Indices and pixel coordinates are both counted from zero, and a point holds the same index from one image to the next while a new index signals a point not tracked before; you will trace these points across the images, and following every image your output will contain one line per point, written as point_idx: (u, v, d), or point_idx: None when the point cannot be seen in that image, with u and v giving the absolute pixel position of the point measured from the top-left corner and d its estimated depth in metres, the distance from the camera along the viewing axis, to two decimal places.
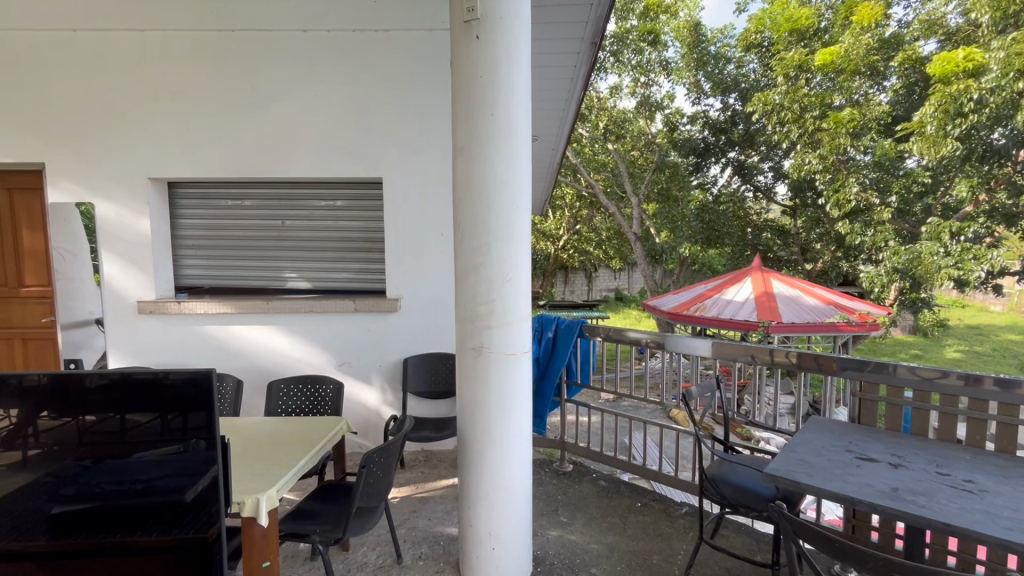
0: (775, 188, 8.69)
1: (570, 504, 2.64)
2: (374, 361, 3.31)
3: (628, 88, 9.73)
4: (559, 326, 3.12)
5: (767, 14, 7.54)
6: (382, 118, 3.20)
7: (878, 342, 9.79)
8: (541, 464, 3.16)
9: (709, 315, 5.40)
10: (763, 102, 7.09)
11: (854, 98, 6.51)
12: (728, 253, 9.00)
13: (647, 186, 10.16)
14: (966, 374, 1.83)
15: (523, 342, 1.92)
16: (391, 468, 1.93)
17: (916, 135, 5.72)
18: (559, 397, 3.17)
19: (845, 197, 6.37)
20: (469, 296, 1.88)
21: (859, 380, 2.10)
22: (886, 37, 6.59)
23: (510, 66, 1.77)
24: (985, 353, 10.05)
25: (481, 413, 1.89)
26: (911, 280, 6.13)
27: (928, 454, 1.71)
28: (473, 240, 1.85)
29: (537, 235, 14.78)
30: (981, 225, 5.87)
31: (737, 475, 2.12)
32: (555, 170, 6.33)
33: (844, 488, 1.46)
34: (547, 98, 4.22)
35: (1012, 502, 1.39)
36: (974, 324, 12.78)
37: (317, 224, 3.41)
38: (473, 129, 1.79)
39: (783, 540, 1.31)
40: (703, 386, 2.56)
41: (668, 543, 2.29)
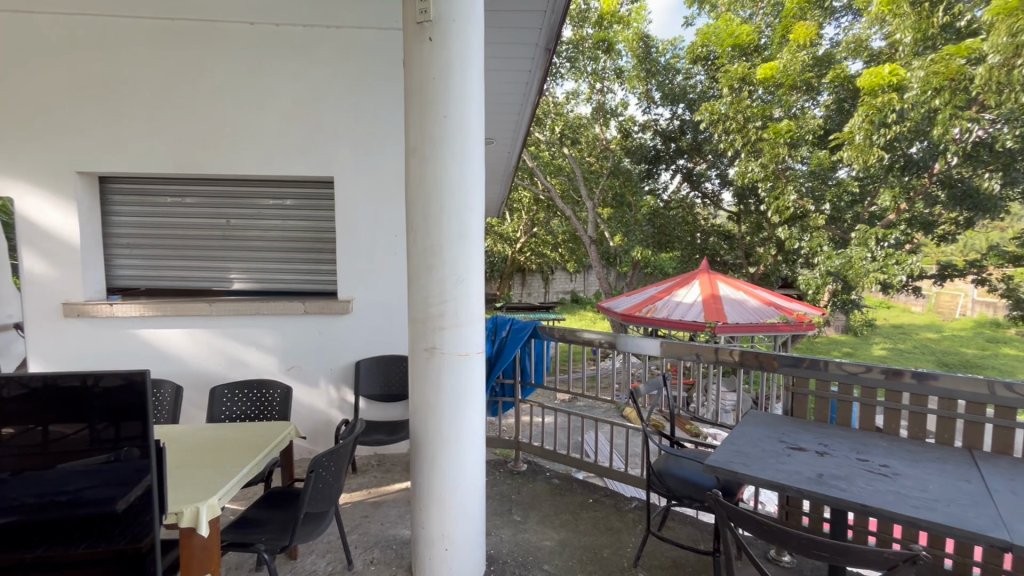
0: (722, 195, 9.11)
1: (524, 503, 2.67)
2: (325, 364, 3.23)
3: (584, 94, 9.95)
4: (512, 327, 3.14)
5: (712, 29, 7.90)
6: (335, 116, 3.14)
7: (814, 341, 10.45)
8: (495, 465, 3.17)
9: (660, 316, 5.60)
10: (709, 112, 7.45)
11: (792, 111, 6.95)
12: (678, 256, 9.38)
13: (601, 191, 10.40)
14: (887, 368, 2.00)
15: (477, 343, 1.93)
16: (342, 473, 1.90)
17: (847, 146, 6.12)
18: (514, 397, 3.20)
19: (784, 204, 6.75)
20: (422, 297, 1.88)
21: (793, 375, 2.24)
22: (819, 56, 7.05)
23: (464, 70, 1.78)
24: (908, 351, 10.93)
25: (434, 414, 1.89)
26: (842, 282, 6.57)
27: (850, 441, 1.85)
28: (425, 242, 1.85)
29: (494, 236, 14.85)
30: (902, 232, 6.37)
31: (682, 468, 2.21)
32: (511, 173, 6.35)
33: (776, 476, 1.56)
34: (502, 102, 4.26)
35: (920, 483, 1.52)
36: (898, 324, 13.91)
37: (264, 224, 3.29)
38: (426, 131, 1.79)
39: (720, 527, 1.38)
40: (651, 384, 2.64)
41: (618, 536, 2.36)
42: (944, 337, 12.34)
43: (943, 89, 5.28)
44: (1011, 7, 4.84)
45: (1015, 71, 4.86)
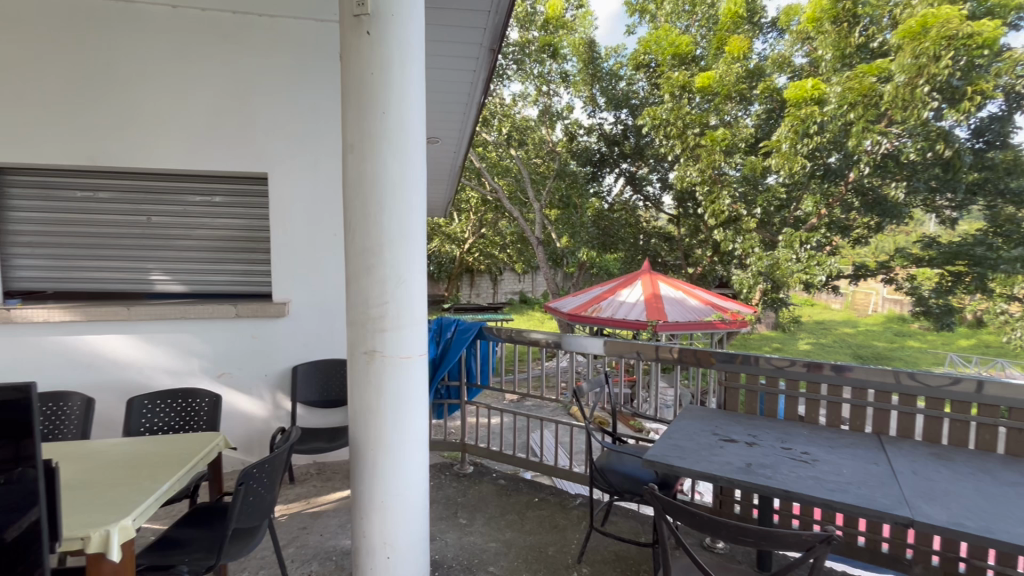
0: (663, 199, 9.47)
1: (470, 505, 2.65)
2: (259, 370, 3.06)
3: (531, 96, 9.95)
4: (457, 328, 3.11)
5: (653, 39, 8.20)
6: (269, 109, 2.99)
7: (747, 338, 11.09)
8: (441, 468, 3.13)
9: (605, 316, 5.74)
10: (651, 117, 7.73)
11: (726, 119, 7.35)
12: (621, 257, 9.68)
13: (548, 193, 10.49)
14: (808, 362, 2.14)
15: (419, 345, 1.89)
16: (277, 484, 1.81)
17: (774, 154, 6.54)
18: (460, 399, 3.17)
19: (719, 208, 7.14)
20: (361, 299, 1.82)
21: (725, 370, 2.35)
22: (750, 68, 7.48)
23: (404, 66, 1.74)
24: (828, 345, 11.85)
25: (375, 419, 1.84)
26: (771, 282, 7.00)
27: (775, 431, 1.97)
28: (364, 241, 1.79)
29: (442, 237, 14.66)
30: (823, 235, 6.87)
31: (623, 463, 2.26)
32: (457, 176, 6.16)
33: (709, 468, 1.63)
34: (447, 102, 4.19)
35: (836, 468, 1.64)
36: (819, 319, 15.07)
37: (191, 221, 3.08)
38: (364, 128, 1.74)
39: (656, 519, 1.42)
40: (593, 383, 2.69)
41: (563, 533, 2.39)
42: (859, 331, 13.47)
43: (856, 104, 5.80)
44: (914, 31, 5.39)
45: (917, 90, 5.37)
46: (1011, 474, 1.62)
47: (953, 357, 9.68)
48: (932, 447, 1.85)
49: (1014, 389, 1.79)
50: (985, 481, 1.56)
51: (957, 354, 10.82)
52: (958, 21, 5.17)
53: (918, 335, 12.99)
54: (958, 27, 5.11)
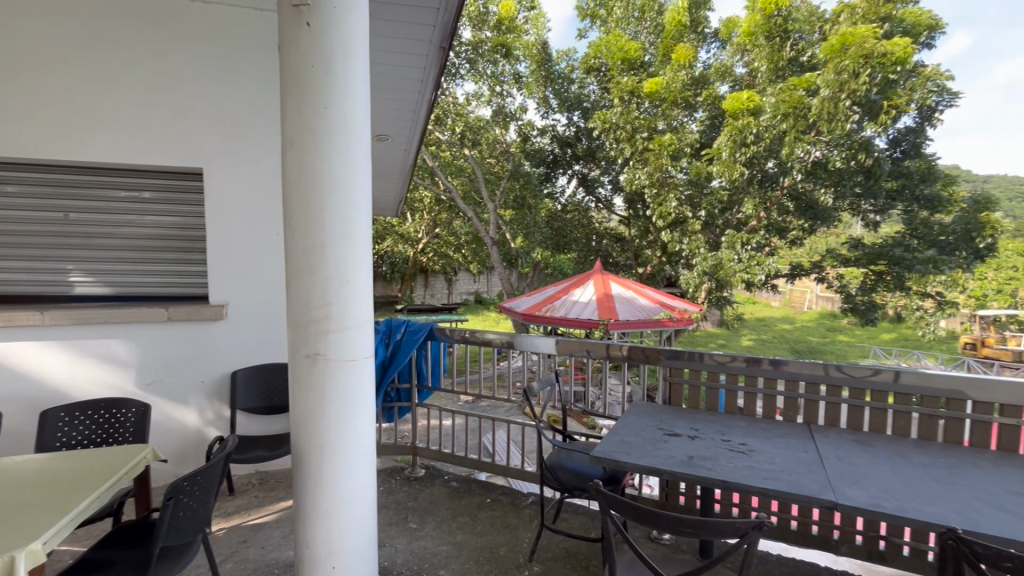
0: (613, 200, 9.86)
1: (421, 509, 2.61)
2: (194, 376, 2.89)
3: (485, 97, 9.78)
4: (407, 330, 3.05)
5: (603, 43, 8.49)
6: (205, 101, 2.83)
7: (693, 335, 11.56)
8: (391, 473, 3.07)
9: (558, 315, 5.81)
10: (602, 120, 7.89)
11: (673, 124, 7.61)
12: (574, 257, 9.85)
13: (502, 193, 10.47)
14: (748, 357, 2.24)
15: (366, 347, 1.83)
16: (212, 496, 1.71)
17: (716, 160, 6.89)
18: (410, 401, 3.12)
19: (666, 211, 7.42)
20: (303, 300, 1.75)
21: (670, 366, 2.42)
22: (696, 76, 7.78)
23: (347, 59, 1.69)
24: (767, 341, 12.54)
25: (319, 424, 1.77)
26: (715, 282, 7.32)
27: (716, 425, 2.05)
28: (306, 240, 1.72)
29: (395, 237, 14.37)
30: (762, 237, 7.24)
31: (573, 460, 2.30)
32: (406, 181, 5.91)
33: (653, 461, 1.67)
34: (396, 103, 4.08)
35: (770, 457, 1.73)
36: (759, 316, 15.95)
37: (117, 218, 2.87)
38: (303, 123, 1.68)
39: (602, 514, 1.44)
40: (543, 382, 2.70)
41: (515, 533, 2.39)
42: (796, 327, 14.34)
43: (789, 115, 6.15)
44: (836, 48, 5.84)
45: (840, 104, 5.77)
46: (923, 457, 1.76)
47: (876, 350, 10.48)
48: (856, 434, 1.98)
49: (927, 379, 1.94)
50: (901, 464, 1.69)
51: (880, 347, 11.73)
52: (872, 40, 5.62)
53: (847, 330, 13.98)
54: (873, 46, 5.50)
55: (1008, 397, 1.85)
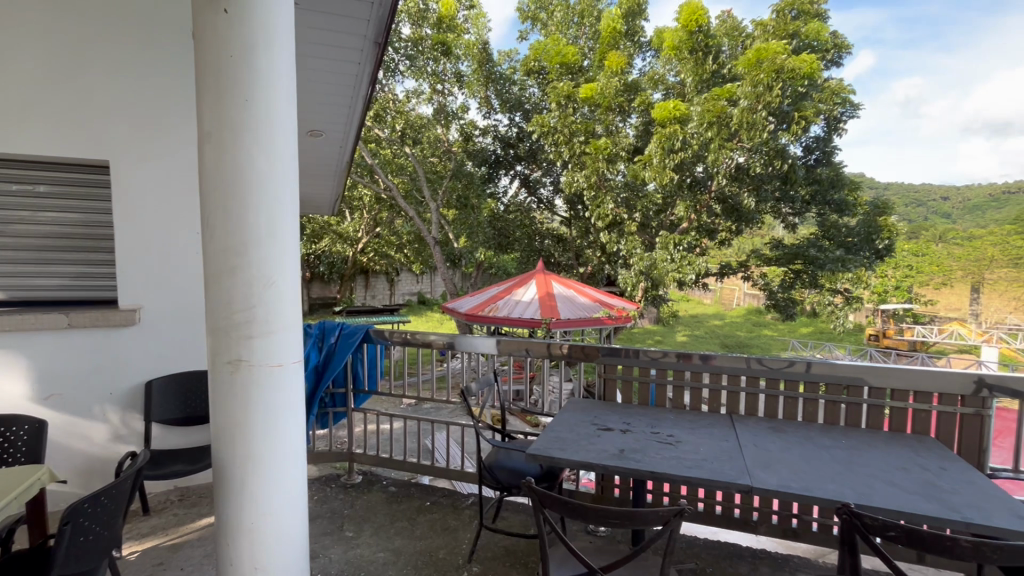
0: (555, 201, 10.06)
1: (357, 517, 2.54)
2: (102, 388, 2.65)
3: (425, 95, 9.50)
4: (341, 333, 2.96)
5: (543, 46, 8.68)
6: (112, 87, 2.61)
7: (632, 332, 12.02)
8: (327, 481, 2.96)
9: (501, 315, 5.83)
10: (541, 124, 8.04)
11: (610, 129, 7.86)
12: (517, 257, 9.95)
13: (444, 193, 10.35)
14: (678, 353, 2.35)
15: (294, 352, 1.76)
16: (120, 517, 1.58)
17: (648, 166, 7.23)
18: (346, 406, 3.02)
19: (604, 213, 7.66)
20: (223, 303, 1.65)
21: (605, 363, 2.50)
22: (629, 82, 8.05)
23: (271, 50, 1.61)
24: (700, 336, 13.24)
25: (243, 434, 1.68)
26: (650, 281, 7.63)
27: (647, 418, 2.13)
28: (225, 240, 1.62)
29: (333, 237, 13.86)
30: (694, 237, 7.60)
31: (511, 459, 2.31)
32: (340, 184, 5.72)
33: (586, 456, 1.72)
34: (328, 102, 3.92)
35: (694, 447, 1.83)
36: (692, 313, 16.82)
37: (5, 215, 2.57)
38: (221, 116, 1.58)
39: (534, 510, 1.45)
40: (482, 382, 2.70)
41: (454, 535, 2.38)
42: (725, 323, 15.26)
43: (714, 124, 6.53)
44: (753, 61, 6.23)
45: (757, 114, 6.19)
46: (828, 440, 1.93)
47: (795, 343, 11.36)
48: (771, 422, 2.13)
49: (832, 368, 2.12)
50: (809, 448, 1.83)
51: (797, 340, 12.72)
52: (782, 56, 6.09)
53: (771, 325, 15.02)
54: (783, 62, 5.96)
55: (899, 382, 2.05)
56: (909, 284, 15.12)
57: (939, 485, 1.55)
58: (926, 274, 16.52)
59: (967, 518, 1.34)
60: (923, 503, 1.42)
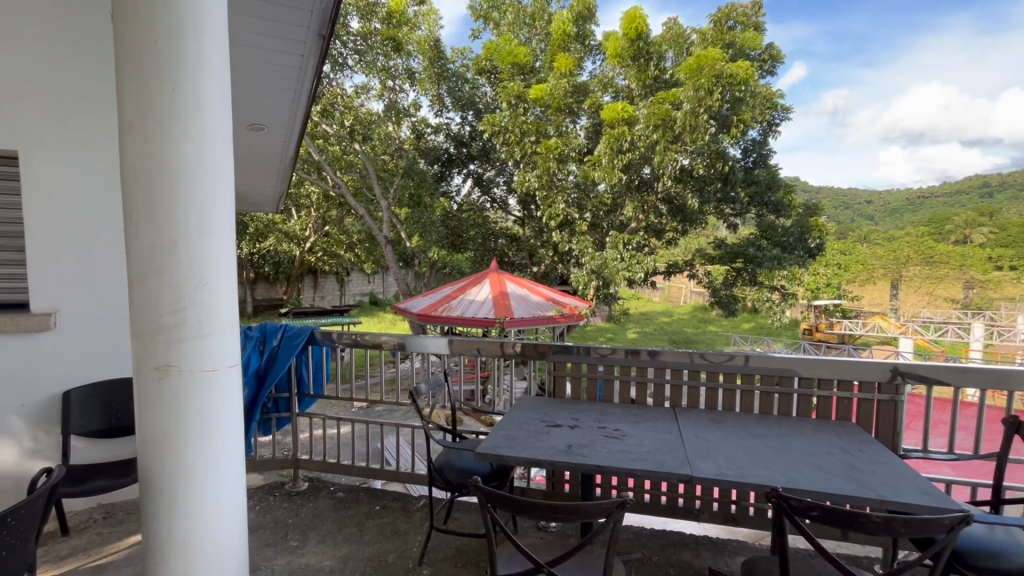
0: (508, 201, 10.03)
1: (303, 525, 2.45)
2: (12, 399, 2.42)
3: (376, 91, 9.31)
4: (285, 335, 2.85)
5: (495, 46, 8.70)
6: (21, 70, 2.39)
7: (585, 330, 12.26)
8: (270, 489, 2.84)
9: (454, 315, 5.79)
10: (492, 123, 8.07)
11: (561, 130, 7.98)
12: (471, 256, 9.91)
13: (395, 191, 10.19)
14: (627, 350, 2.41)
15: (230, 355, 1.67)
16: (31, 539, 1.45)
17: (598, 166, 7.39)
18: (290, 411, 2.92)
19: (556, 212, 7.76)
20: (149, 306, 1.55)
21: (556, 361, 2.53)
22: (579, 84, 8.19)
23: (201, 36, 1.51)
24: (650, 333, 13.69)
25: (173, 443, 1.58)
26: (601, 280, 7.81)
27: (595, 413, 2.18)
28: (151, 237, 1.53)
29: (278, 235, 13.34)
30: (642, 237, 7.82)
31: (462, 459, 2.30)
32: (286, 181, 5.46)
33: (534, 453, 1.73)
34: (272, 95, 3.63)
35: (638, 440, 1.88)
36: (642, 311, 17.36)
37: None
38: (145, 105, 1.49)
39: (482, 509, 1.45)
40: (431, 383, 2.66)
41: (405, 538, 2.34)
42: (673, 319, 15.85)
43: (659, 127, 6.75)
44: (693, 68, 6.45)
45: (699, 118, 6.44)
46: (762, 429, 2.04)
47: (736, 337, 11.95)
48: (712, 414, 2.23)
49: (768, 361, 2.24)
50: (745, 437, 1.93)
51: (739, 335, 13.39)
52: (721, 62, 6.33)
53: (715, 321, 15.72)
54: (722, 68, 6.24)
55: (826, 373, 2.20)
56: (838, 281, 16.23)
57: (858, 466, 1.67)
58: (852, 272, 17.82)
59: (881, 496, 1.46)
60: (843, 485, 1.52)
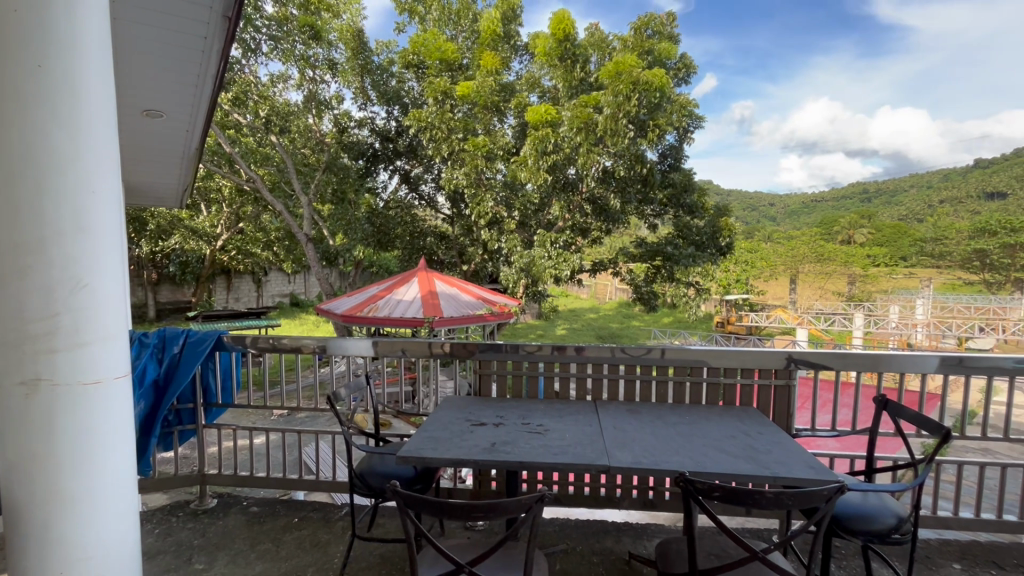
0: (437, 198, 9.71)
1: (210, 546, 2.27)
2: None
3: (294, 81, 8.83)
4: (187, 341, 2.58)
5: (422, 41, 8.54)
6: None
7: (516, 329, 12.42)
8: (173, 509, 2.61)
9: (381, 315, 5.62)
10: (418, 118, 7.94)
11: (488, 128, 8.02)
12: (399, 255, 9.68)
13: (317, 185, 9.73)
14: (553, 346, 2.45)
15: (117, 365, 1.51)
16: None
17: (525, 165, 7.48)
18: (194, 423, 2.71)
19: (484, 210, 7.76)
20: (14, 311, 1.36)
21: (484, 359, 2.53)
22: (505, 83, 8.25)
23: (73, 9, 1.34)
24: (578, 329, 14.13)
25: (46, 467, 1.40)
26: (529, 278, 7.94)
27: (519, 410, 2.21)
28: (15, 234, 1.35)
29: (185, 232, 12.29)
30: (569, 236, 8.01)
31: (385, 464, 2.23)
32: (191, 171, 4.97)
33: (457, 453, 1.72)
34: (171, 78, 3.14)
35: (560, 434, 1.93)
36: (570, 308, 17.85)
37: None
38: (5, 82, 1.30)
39: (400, 514, 1.41)
40: (353, 387, 2.55)
41: (325, 549, 2.24)
42: (599, 315, 16.48)
43: (583, 128, 6.99)
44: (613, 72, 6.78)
45: (619, 122, 6.70)
46: (675, 417, 2.17)
47: (656, 332, 12.65)
48: (630, 405, 2.33)
49: (683, 352, 2.38)
50: (659, 426, 2.04)
51: (659, 330, 14.17)
52: (637, 69, 6.67)
53: (638, 316, 16.54)
54: (639, 75, 6.55)
55: (733, 363, 2.37)
56: (746, 277, 17.64)
57: (757, 447, 1.82)
58: (757, 269, 19.44)
59: (775, 473, 1.60)
60: (744, 465, 1.65)
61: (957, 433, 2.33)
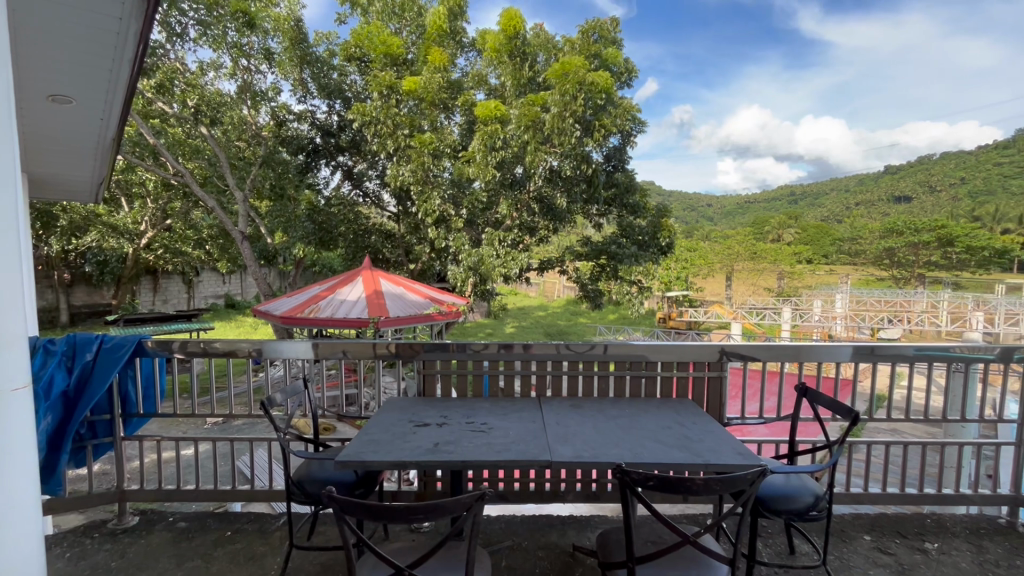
0: (382, 196, 9.55)
1: (131, 566, 2.11)
2: None
3: (226, 69, 8.28)
4: (103, 346, 2.37)
5: (365, 34, 8.30)
6: None
7: (465, 328, 12.34)
8: (88, 530, 2.40)
9: (323, 316, 5.42)
10: (361, 112, 7.71)
11: (435, 125, 7.94)
12: (342, 254, 9.38)
13: (254, 180, 9.25)
14: (500, 344, 2.45)
15: (14, 375, 1.36)
16: None
17: (472, 163, 7.44)
18: (112, 436, 2.50)
19: (431, 208, 7.67)
20: None
21: (428, 359, 2.49)
22: (452, 80, 8.19)
23: None
24: (527, 327, 14.26)
25: None
26: (478, 277, 7.92)
27: (464, 409, 2.20)
28: None
29: (104, 230, 11.33)
30: (517, 235, 8.05)
31: (324, 470, 2.15)
32: (109, 163, 4.58)
33: (399, 455, 1.69)
34: (81, 61, 2.87)
35: (504, 432, 1.94)
36: (519, 307, 17.99)
37: None
38: None
39: (335, 520, 1.36)
40: (289, 391, 2.43)
41: (261, 562, 2.14)
42: (547, 313, 16.69)
43: (530, 127, 7.07)
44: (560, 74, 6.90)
45: (565, 122, 6.82)
46: (615, 411, 2.23)
47: (602, 328, 12.98)
48: (574, 401, 2.38)
49: (625, 348, 2.44)
50: (600, 420, 2.09)
51: (605, 326, 14.55)
52: (582, 70, 6.82)
53: (585, 313, 16.92)
54: (584, 76, 6.72)
55: (671, 356, 2.47)
56: (686, 275, 18.44)
57: (690, 436, 1.91)
58: (696, 266, 20.37)
59: (706, 460, 1.68)
60: (678, 454, 1.73)
61: (867, 416, 2.54)
